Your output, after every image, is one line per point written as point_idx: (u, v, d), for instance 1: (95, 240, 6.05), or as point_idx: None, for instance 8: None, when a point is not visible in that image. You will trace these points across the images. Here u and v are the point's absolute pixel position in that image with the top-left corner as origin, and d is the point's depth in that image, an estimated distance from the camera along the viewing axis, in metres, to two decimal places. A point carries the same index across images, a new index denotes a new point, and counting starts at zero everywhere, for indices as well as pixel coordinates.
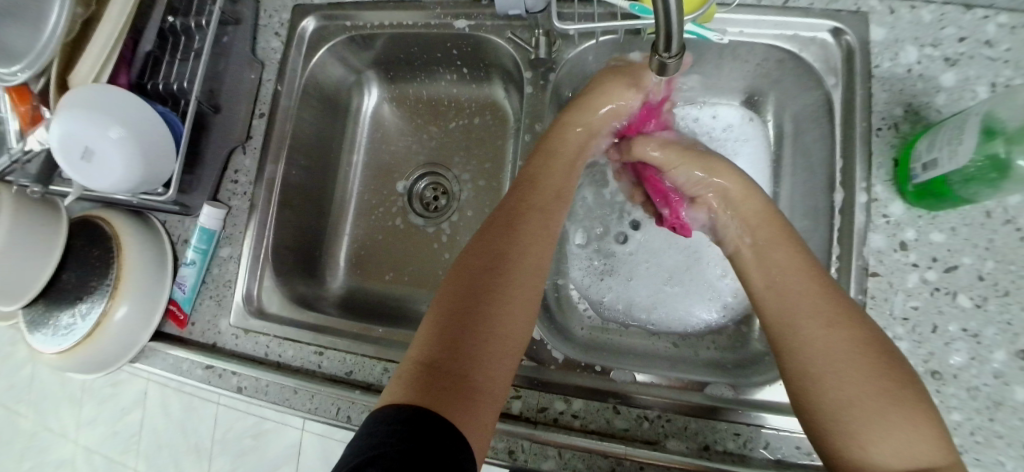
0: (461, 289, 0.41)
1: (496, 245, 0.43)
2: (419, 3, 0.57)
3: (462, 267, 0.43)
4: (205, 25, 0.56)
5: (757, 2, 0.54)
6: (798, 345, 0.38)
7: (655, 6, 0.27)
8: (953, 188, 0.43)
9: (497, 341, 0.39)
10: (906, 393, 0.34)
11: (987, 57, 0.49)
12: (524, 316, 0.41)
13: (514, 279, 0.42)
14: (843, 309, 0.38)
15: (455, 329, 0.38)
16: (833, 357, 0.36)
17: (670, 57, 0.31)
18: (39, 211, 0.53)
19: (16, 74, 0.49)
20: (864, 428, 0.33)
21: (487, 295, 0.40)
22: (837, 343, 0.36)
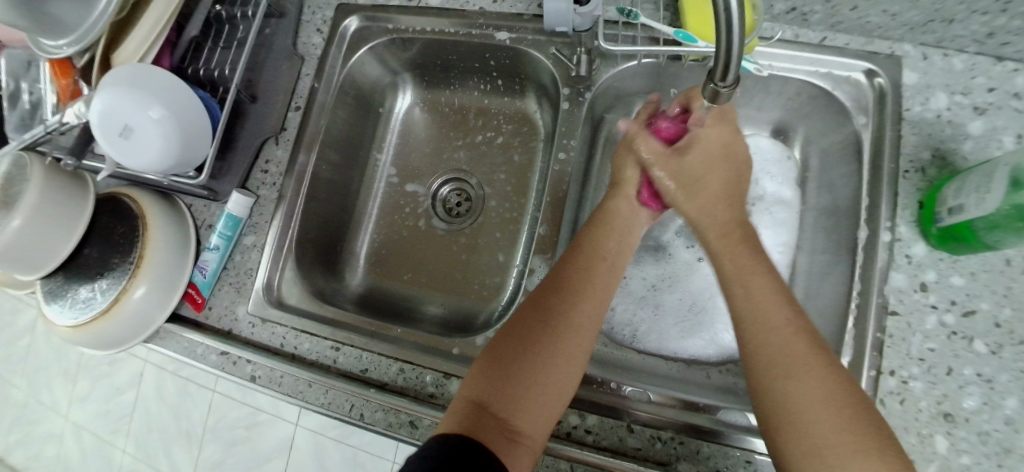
0: (517, 336, 0.43)
1: (552, 300, 0.44)
2: (462, 12, 0.59)
3: (518, 316, 0.45)
4: (252, 16, 0.57)
5: (794, 37, 0.55)
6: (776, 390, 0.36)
7: (718, 36, 0.28)
8: (977, 234, 0.44)
9: (544, 385, 0.40)
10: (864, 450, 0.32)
11: (1015, 108, 0.51)
12: (576, 364, 0.42)
13: (568, 334, 0.43)
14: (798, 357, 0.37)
15: (508, 367, 0.41)
16: (788, 406, 0.35)
17: (723, 86, 0.32)
18: (68, 184, 0.53)
19: (61, 47, 0.50)
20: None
21: (537, 348, 0.42)
22: (795, 392, 0.35)
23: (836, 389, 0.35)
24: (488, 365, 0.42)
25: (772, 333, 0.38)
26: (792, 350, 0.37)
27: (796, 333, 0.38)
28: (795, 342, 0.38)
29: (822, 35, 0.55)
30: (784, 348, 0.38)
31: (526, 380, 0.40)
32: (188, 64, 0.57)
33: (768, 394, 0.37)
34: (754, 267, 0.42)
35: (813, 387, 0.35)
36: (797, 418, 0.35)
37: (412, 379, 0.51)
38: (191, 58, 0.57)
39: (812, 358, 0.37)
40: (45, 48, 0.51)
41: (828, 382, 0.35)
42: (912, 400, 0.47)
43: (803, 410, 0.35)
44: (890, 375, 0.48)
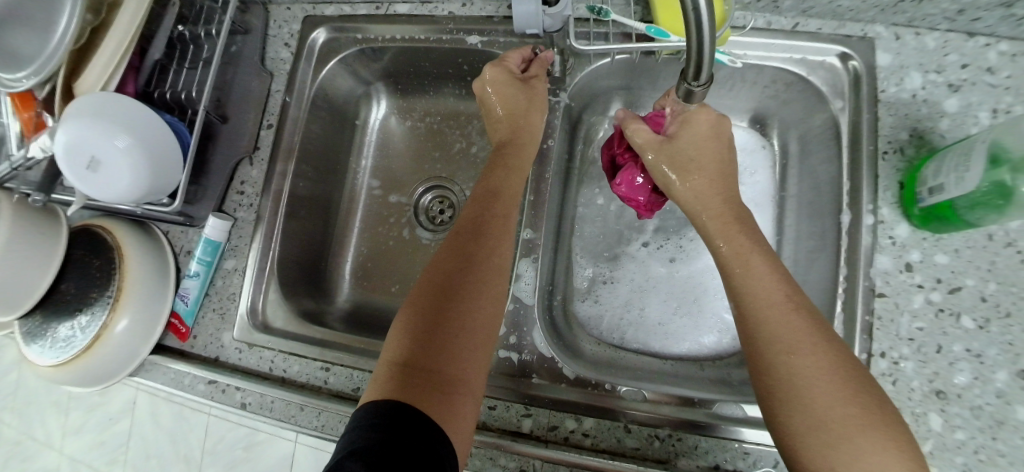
0: (424, 310, 0.42)
1: (455, 271, 0.44)
2: (432, 18, 0.58)
3: (421, 290, 0.44)
4: (216, 35, 0.55)
5: (767, 25, 0.55)
6: (781, 370, 0.38)
7: (688, 35, 0.28)
8: (958, 212, 0.44)
9: (468, 335, 0.41)
10: (867, 422, 0.34)
11: (988, 84, 0.51)
12: (492, 311, 0.43)
13: (478, 300, 0.43)
14: (806, 335, 0.38)
15: (429, 325, 0.40)
16: (795, 380, 0.37)
17: (697, 85, 0.32)
18: (39, 219, 0.52)
19: (21, 80, 0.49)
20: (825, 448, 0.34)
21: (449, 317, 0.41)
22: (802, 367, 0.37)
23: (846, 394, 0.35)
24: (407, 329, 0.41)
25: (783, 312, 0.40)
26: (799, 358, 0.37)
27: (805, 336, 0.38)
28: (799, 349, 0.38)
29: (795, 20, 0.55)
30: (791, 358, 0.38)
31: (448, 332, 0.40)
32: (153, 87, 0.55)
33: (774, 403, 0.38)
34: (763, 268, 0.43)
35: (822, 395, 0.36)
36: (802, 429, 0.35)
37: None
38: (156, 82, 0.55)
39: (818, 365, 0.37)
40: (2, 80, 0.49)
41: (841, 388, 0.36)
42: (904, 380, 0.47)
43: (812, 419, 0.35)
44: (882, 356, 0.48)
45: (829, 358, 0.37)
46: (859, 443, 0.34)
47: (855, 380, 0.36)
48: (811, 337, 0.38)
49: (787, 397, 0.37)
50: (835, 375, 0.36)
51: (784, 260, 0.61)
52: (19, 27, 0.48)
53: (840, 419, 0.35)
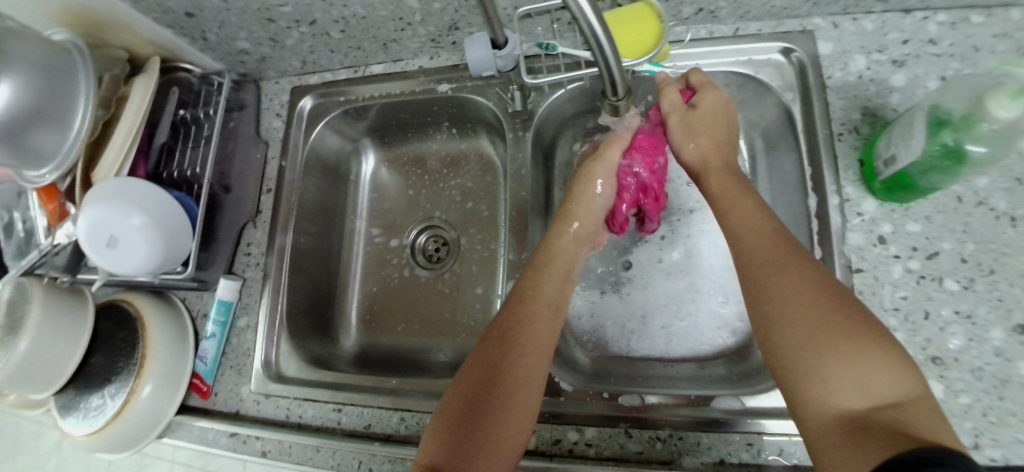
0: (470, 393, 0.43)
1: (504, 345, 0.45)
2: (405, 73, 0.64)
3: (471, 368, 0.44)
4: (213, 114, 0.62)
5: (709, 35, 0.59)
6: (773, 295, 0.38)
7: (592, 47, 0.32)
8: (914, 180, 0.46)
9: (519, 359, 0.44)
10: (867, 330, 0.34)
11: (932, 54, 0.54)
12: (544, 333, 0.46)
13: (523, 372, 0.44)
14: (798, 259, 0.39)
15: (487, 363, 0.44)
16: (784, 299, 0.37)
17: (616, 100, 0.38)
18: (67, 299, 0.57)
19: (44, 175, 0.55)
20: (820, 363, 0.34)
21: (493, 388, 0.42)
22: (790, 286, 0.37)
23: (840, 307, 0.35)
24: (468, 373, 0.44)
25: (761, 240, 0.42)
26: (790, 279, 0.38)
27: (787, 257, 0.39)
28: (790, 270, 0.38)
29: (734, 26, 0.59)
30: (777, 277, 0.38)
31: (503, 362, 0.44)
32: (162, 169, 0.61)
33: (770, 326, 0.37)
34: (753, 211, 0.44)
35: (804, 312, 0.36)
36: (793, 350, 0.35)
37: (414, 426, 0.53)
38: (165, 163, 0.61)
39: (803, 284, 0.37)
40: (30, 177, 0.56)
41: (829, 306, 0.35)
42: None
43: (803, 337, 0.35)
44: None
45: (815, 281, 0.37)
46: (844, 353, 0.33)
47: (842, 301, 0.35)
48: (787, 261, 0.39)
49: (776, 316, 0.37)
50: (826, 301, 0.35)
51: None
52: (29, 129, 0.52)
53: (828, 329, 0.34)
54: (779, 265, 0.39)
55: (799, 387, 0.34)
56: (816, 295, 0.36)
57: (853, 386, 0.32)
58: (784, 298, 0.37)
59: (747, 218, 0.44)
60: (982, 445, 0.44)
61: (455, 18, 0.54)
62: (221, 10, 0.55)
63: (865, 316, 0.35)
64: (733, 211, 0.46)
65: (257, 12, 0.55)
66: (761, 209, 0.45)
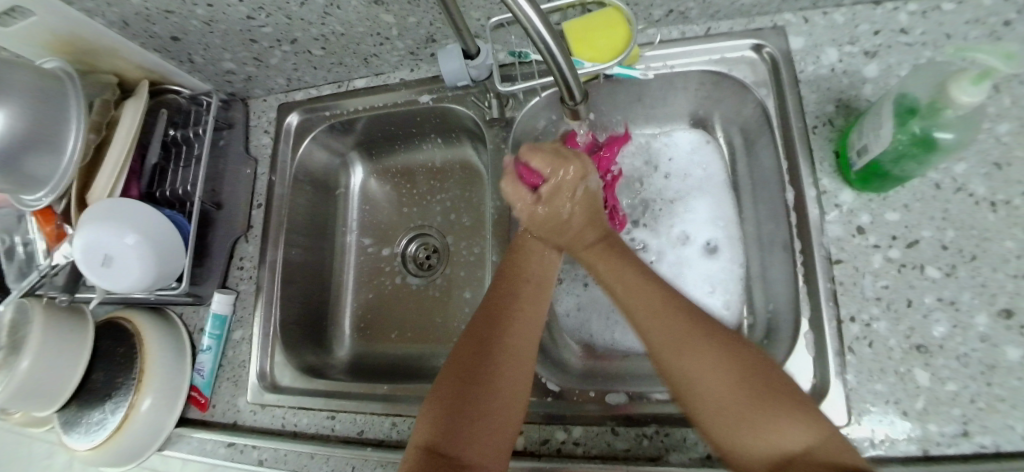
0: (459, 373, 0.44)
1: (489, 329, 0.47)
2: (387, 86, 0.65)
3: (458, 351, 0.46)
4: (203, 133, 0.64)
5: (681, 35, 0.60)
6: (675, 355, 0.40)
7: (536, 49, 0.33)
8: (887, 169, 0.46)
9: (517, 340, 0.47)
10: (770, 396, 0.36)
11: (904, 43, 0.54)
12: (535, 317, 0.49)
13: (515, 351, 0.46)
14: (693, 324, 0.41)
15: (484, 346, 0.45)
16: (688, 368, 0.39)
17: (574, 103, 0.40)
18: (67, 318, 0.59)
19: (42, 199, 0.57)
20: (737, 426, 0.36)
21: (493, 368, 0.44)
22: (694, 358, 0.39)
23: (733, 376, 0.37)
24: (466, 353, 0.45)
25: (660, 307, 0.43)
26: (688, 351, 0.39)
27: (692, 330, 0.41)
28: (690, 344, 0.40)
29: (706, 25, 0.60)
30: (680, 352, 0.40)
31: (502, 342, 0.46)
32: (155, 188, 0.63)
33: (683, 393, 0.39)
34: (632, 273, 0.47)
35: (708, 389, 0.38)
36: (705, 411, 0.38)
37: (405, 431, 0.54)
38: (157, 182, 0.63)
39: (705, 356, 0.39)
40: (26, 201, 0.58)
41: (725, 368, 0.38)
42: (880, 340, 0.48)
43: (710, 405, 0.37)
44: (852, 321, 0.49)
45: (716, 351, 0.39)
46: (755, 418, 0.35)
47: (754, 369, 0.38)
48: (691, 330, 0.41)
49: (687, 383, 0.39)
50: (729, 378, 0.37)
51: (751, 247, 0.63)
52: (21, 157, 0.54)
53: (738, 407, 0.36)
54: (686, 336, 0.40)
55: (731, 445, 0.36)
56: (720, 366, 0.38)
57: (769, 445, 0.34)
58: (686, 368, 0.39)
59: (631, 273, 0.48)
60: (971, 433, 0.44)
61: (431, 30, 0.55)
62: (205, 33, 0.57)
63: (776, 382, 0.37)
64: (624, 276, 0.48)
65: (239, 33, 0.57)
66: (635, 271, 0.48)
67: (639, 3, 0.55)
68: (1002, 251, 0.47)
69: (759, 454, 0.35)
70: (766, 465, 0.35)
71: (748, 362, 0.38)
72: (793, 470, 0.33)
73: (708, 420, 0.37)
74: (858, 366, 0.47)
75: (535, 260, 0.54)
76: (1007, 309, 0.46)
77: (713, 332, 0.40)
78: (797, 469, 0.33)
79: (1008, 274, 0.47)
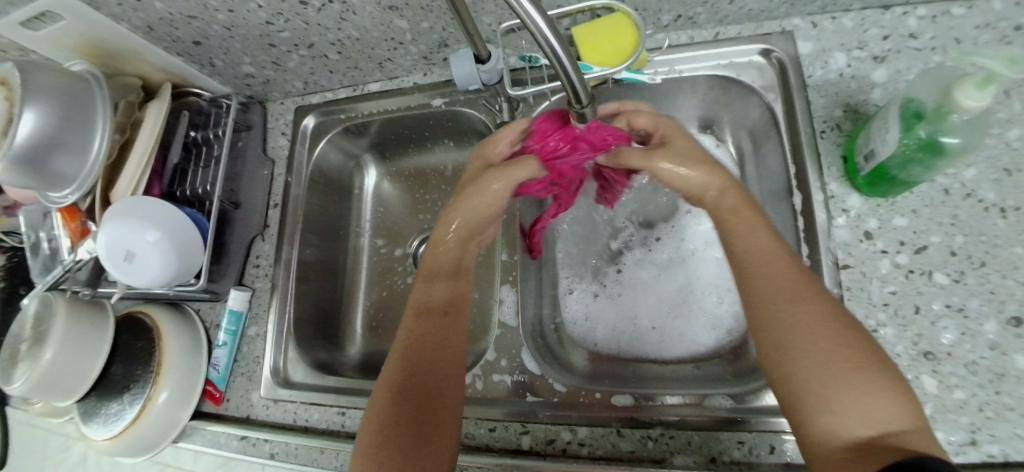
0: (394, 411, 0.45)
1: (417, 359, 0.47)
2: (401, 90, 0.67)
3: (385, 385, 0.46)
4: (222, 134, 0.66)
5: (690, 40, 0.60)
6: (785, 311, 0.40)
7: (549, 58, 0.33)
8: (893, 173, 0.46)
9: (445, 347, 0.48)
10: (871, 368, 0.36)
11: (913, 48, 0.54)
12: (460, 319, 0.51)
13: (446, 358, 0.48)
14: (807, 286, 0.41)
15: (416, 360, 0.47)
16: (795, 327, 0.39)
17: (583, 106, 0.40)
18: (89, 313, 0.61)
19: (66, 196, 0.60)
20: (829, 395, 0.36)
21: (428, 380, 0.46)
22: (803, 318, 0.39)
23: (842, 340, 0.38)
24: (400, 368, 0.47)
25: (773, 262, 0.43)
26: (799, 309, 0.40)
27: (805, 292, 0.41)
28: (806, 306, 0.40)
29: (715, 30, 0.60)
30: (790, 309, 0.40)
31: (432, 352, 0.48)
32: (176, 187, 0.65)
33: (781, 353, 0.39)
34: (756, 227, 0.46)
35: (816, 351, 0.38)
36: (801, 374, 0.38)
37: None
38: (178, 182, 0.65)
39: (815, 318, 0.39)
40: (51, 198, 0.61)
41: (838, 330, 0.38)
42: (887, 347, 0.48)
43: (815, 367, 0.37)
44: (859, 327, 0.49)
45: (824, 314, 0.39)
46: (864, 385, 0.35)
47: (859, 341, 0.38)
48: (803, 292, 0.41)
49: (788, 343, 0.39)
50: (835, 344, 0.38)
51: None
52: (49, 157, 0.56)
53: (841, 370, 0.36)
54: (797, 296, 0.41)
55: (815, 408, 0.36)
56: (828, 330, 0.38)
57: (864, 416, 0.35)
58: (792, 327, 0.39)
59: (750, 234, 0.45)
60: (979, 441, 0.43)
61: (443, 35, 0.57)
62: (225, 38, 0.59)
63: (882, 363, 0.37)
64: (743, 231, 0.46)
65: (258, 38, 0.58)
66: (763, 228, 0.45)
67: (648, 9, 0.56)
68: (1011, 257, 0.47)
69: (853, 427, 0.35)
70: (851, 442, 0.35)
71: (854, 333, 0.38)
72: (879, 448, 0.33)
73: (800, 382, 0.37)
74: None
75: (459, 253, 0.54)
76: (1016, 317, 0.46)
77: (830, 302, 0.40)
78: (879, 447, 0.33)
79: (1018, 281, 0.47)
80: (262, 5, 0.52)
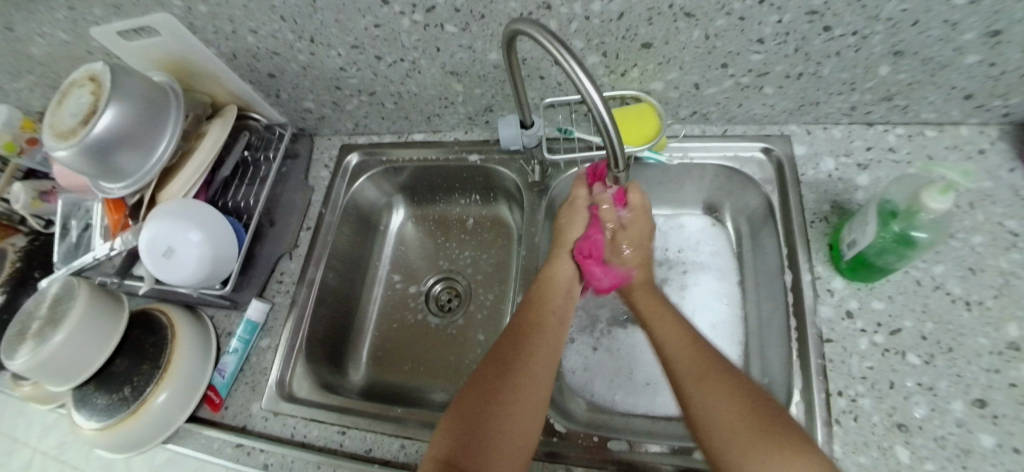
0: (475, 398, 0.49)
1: (501, 371, 0.51)
2: (442, 142, 0.75)
3: (467, 394, 0.50)
4: (273, 157, 0.74)
5: (702, 133, 0.71)
6: (687, 392, 0.49)
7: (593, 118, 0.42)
8: (871, 260, 0.54)
9: (530, 377, 0.51)
10: (768, 430, 0.42)
11: (892, 160, 0.64)
12: (549, 350, 0.55)
13: (523, 386, 0.50)
14: (708, 362, 0.50)
15: (494, 386, 0.50)
16: (701, 401, 0.47)
17: (618, 169, 0.48)
18: (108, 301, 0.63)
19: (116, 190, 0.65)
20: (741, 457, 0.42)
21: (496, 404, 0.48)
22: (704, 393, 0.47)
23: (735, 406, 0.45)
24: (471, 395, 0.50)
25: (682, 346, 0.53)
26: (699, 384, 0.48)
27: (704, 366, 0.49)
28: (710, 380, 0.48)
29: (723, 127, 0.71)
30: (696, 383, 0.48)
31: (515, 381, 0.50)
32: (219, 198, 0.71)
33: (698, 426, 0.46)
34: (669, 316, 0.57)
35: (722, 424, 0.44)
36: (718, 442, 0.44)
37: (411, 454, 0.56)
38: (220, 195, 0.71)
39: (713, 392, 0.47)
40: (104, 188, 0.66)
41: (727, 398, 0.46)
42: (865, 416, 0.52)
43: (722, 440, 0.44)
44: (839, 395, 0.53)
45: (716, 388, 0.47)
46: (759, 446, 0.41)
47: (755, 405, 0.44)
48: (699, 368, 0.49)
49: (699, 417, 0.46)
50: (735, 414, 0.44)
51: (750, 322, 0.68)
52: (116, 152, 0.61)
53: (746, 439, 0.42)
54: (693, 373, 0.49)
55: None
56: (721, 399, 0.46)
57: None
58: (694, 403, 0.47)
59: (663, 328, 0.56)
60: None
61: (491, 102, 0.66)
62: (299, 75, 0.68)
63: (785, 425, 0.42)
64: (658, 320, 0.57)
65: (330, 81, 0.67)
66: (677, 318, 0.56)
67: (670, 103, 0.66)
68: (976, 346, 0.53)
69: None
70: None
71: (750, 398, 0.45)
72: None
73: (716, 450, 0.44)
74: (844, 437, 0.51)
75: (558, 296, 0.60)
76: (981, 399, 0.50)
77: (727, 373, 0.48)
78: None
79: (982, 368, 0.52)
80: (341, 54, 0.61)
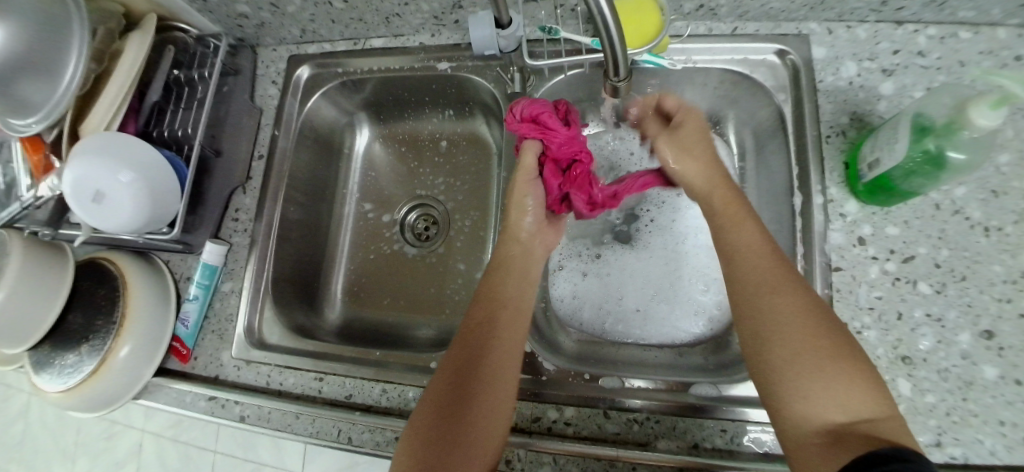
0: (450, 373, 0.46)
1: (475, 339, 0.48)
2: (405, 48, 0.63)
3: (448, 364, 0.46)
4: (209, 76, 0.62)
5: (708, 31, 0.60)
6: (754, 306, 0.42)
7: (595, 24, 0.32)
8: (895, 183, 0.47)
9: (506, 342, 0.48)
10: (844, 358, 0.38)
11: (920, 66, 0.55)
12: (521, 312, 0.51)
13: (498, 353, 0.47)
14: (785, 277, 0.43)
15: (472, 354, 0.47)
16: (774, 317, 0.41)
17: (618, 81, 0.39)
18: (48, 256, 0.56)
19: (31, 125, 0.54)
20: (804, 383, 0.37)
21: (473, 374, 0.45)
22: (781, 308, 0.41)
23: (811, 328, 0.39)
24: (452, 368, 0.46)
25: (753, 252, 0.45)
26: (777, 297, 0.41)
27: (781, 280, 0.42)
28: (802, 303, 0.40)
29: (733, 25, 0.60)
30: (770, 298, 0.42)
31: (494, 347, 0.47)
32: (152, 128, 0.60)
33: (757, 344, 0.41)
34: (741, 221, 0.48)
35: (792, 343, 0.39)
36: (779, 364, 0.39)
37: (394, 398, 0.53)
38: (155, 122, 0.60)
39: (792, 308, 0.40)
40: (15, 126, 0.55)
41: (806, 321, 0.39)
42: (869, 348, 0.49)
43: (788, 358, 0.39)
44: (845, 327, 0.50)
45: (796, 310, 0.40)
46: (830, 372, 0.37)
47: (832, 331, 0.39)
48: (778, 282, 0.42)
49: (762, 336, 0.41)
50: (811, 335, 0.39)
51: None
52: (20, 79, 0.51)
53: (816, 362, 0.38)
54: (769, 284, 0.42)
55: (787, 398, 0.38)
56: (797, 320, 0.40)
57: (837, 405, 0.36)
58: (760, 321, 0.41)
59: (736, 227, 0.48)
60: (944, 443, 0.46)
61: None
62: None
63: (854, 351, 0.38)
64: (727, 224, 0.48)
65: None
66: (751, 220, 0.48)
67: None
68: (990, 274, 0.49)
69: (820, 414, 0.36)
70: (823, 429, 0.36)
71: (827, 324, 0.40)
72: (852, 435, 0.35)
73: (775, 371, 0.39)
74: None
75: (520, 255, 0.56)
76: (988, 330, 0.48)
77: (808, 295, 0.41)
78: (853, 435, 0.35)
79: (993, 297, 0.49)
80: None
